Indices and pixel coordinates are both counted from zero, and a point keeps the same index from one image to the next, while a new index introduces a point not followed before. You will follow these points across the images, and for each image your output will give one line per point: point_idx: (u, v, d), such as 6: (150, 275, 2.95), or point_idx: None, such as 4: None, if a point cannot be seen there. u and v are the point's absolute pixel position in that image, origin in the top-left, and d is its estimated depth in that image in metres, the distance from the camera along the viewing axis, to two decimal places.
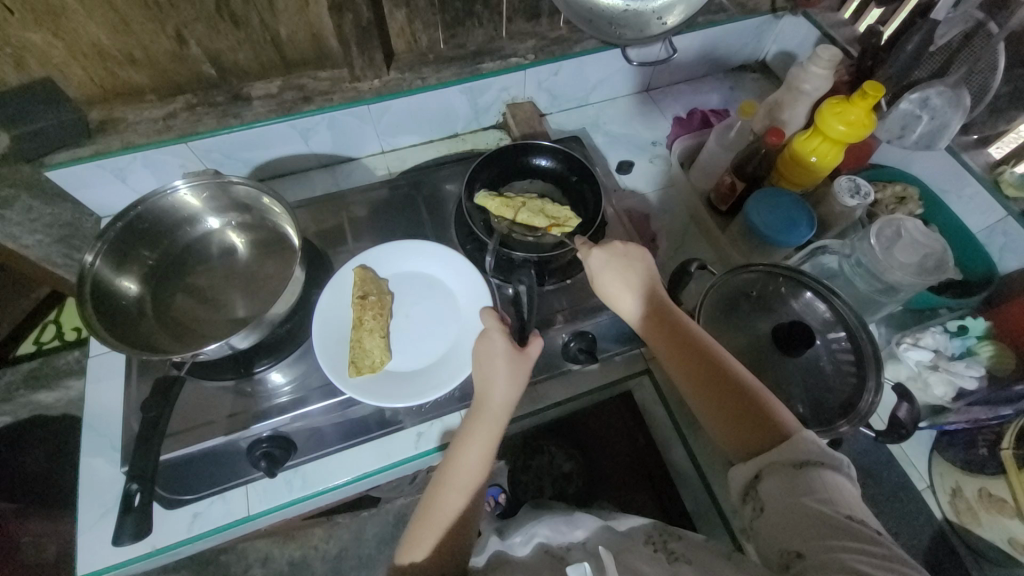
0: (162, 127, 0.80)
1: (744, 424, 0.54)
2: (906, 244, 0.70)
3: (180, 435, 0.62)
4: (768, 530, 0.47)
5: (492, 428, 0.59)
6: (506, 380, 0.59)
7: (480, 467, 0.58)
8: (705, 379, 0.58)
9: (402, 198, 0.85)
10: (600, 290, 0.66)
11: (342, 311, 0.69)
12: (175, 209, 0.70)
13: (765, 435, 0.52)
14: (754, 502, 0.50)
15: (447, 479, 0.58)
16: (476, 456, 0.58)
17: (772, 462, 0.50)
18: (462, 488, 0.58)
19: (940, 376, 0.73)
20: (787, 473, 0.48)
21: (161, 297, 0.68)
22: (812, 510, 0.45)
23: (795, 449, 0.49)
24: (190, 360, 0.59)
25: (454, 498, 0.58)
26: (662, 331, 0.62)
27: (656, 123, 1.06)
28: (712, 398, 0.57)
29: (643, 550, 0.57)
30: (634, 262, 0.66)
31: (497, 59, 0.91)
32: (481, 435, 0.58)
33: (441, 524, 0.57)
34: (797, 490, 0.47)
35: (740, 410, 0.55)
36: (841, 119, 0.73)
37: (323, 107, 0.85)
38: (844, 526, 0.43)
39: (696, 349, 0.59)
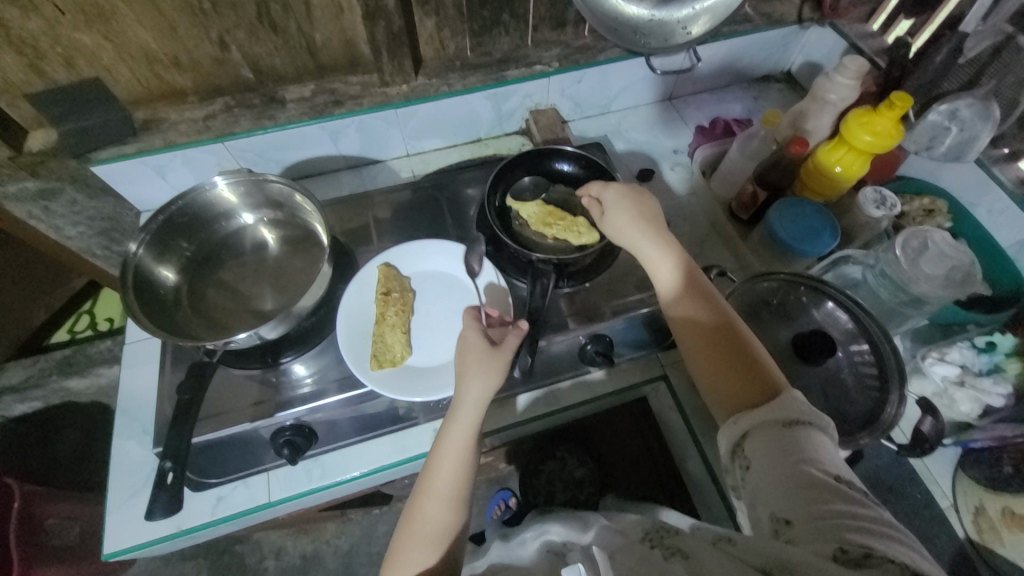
0: (201, 127, 0.84)
1: (736, 375, 0.55)
2: (933, 256, 0.69)
3: (207, 420, 0.64)
4: (756, 494, 0.47)
5: (468, 432, 0.60)
6: (479, 381, 0.60)
7: (460, 473, 0.59)
8: (705, 327, 0.59)
9: (425, 200, 0.87)
10: (607, 228, 0.69)
11: (365, 307, 0.71)
12: (213, 204, 0.73)
13: (756, 390, 0.54)
14: (743, 460, 0.50)
15: (430, 491, 0.59)
16: (454, 462, 0.59)
17: (761, 420, 0.50)
18: (446, 497, 0.58)
19: (967, 393, 0.72)
20: (777, 433, 0.49)
21: (195, 288, 0.71)
22: (801, 473, 0.45)
23: (783, 409, 0.50)
24: (222, 347, 0.61)
25: (436, 508, 0.58)
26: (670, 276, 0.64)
27: (678, 132, 1.06)
28: (707, 345, 0.59)
29: (639, 548, 0.53)
30: (643, 205, 0.68)
31: (522, 67, 0.93)
32: (456, 439, 0.59)
33: (434, 539, 0.57)
34: (786, 453, 0.47)
35: (735, 362, 0.56)
36: (867, 130, 0.72)
37: (352, 110, 0.88)
38: (831, 488, 0.44)
39: (700, 299, 0.61)
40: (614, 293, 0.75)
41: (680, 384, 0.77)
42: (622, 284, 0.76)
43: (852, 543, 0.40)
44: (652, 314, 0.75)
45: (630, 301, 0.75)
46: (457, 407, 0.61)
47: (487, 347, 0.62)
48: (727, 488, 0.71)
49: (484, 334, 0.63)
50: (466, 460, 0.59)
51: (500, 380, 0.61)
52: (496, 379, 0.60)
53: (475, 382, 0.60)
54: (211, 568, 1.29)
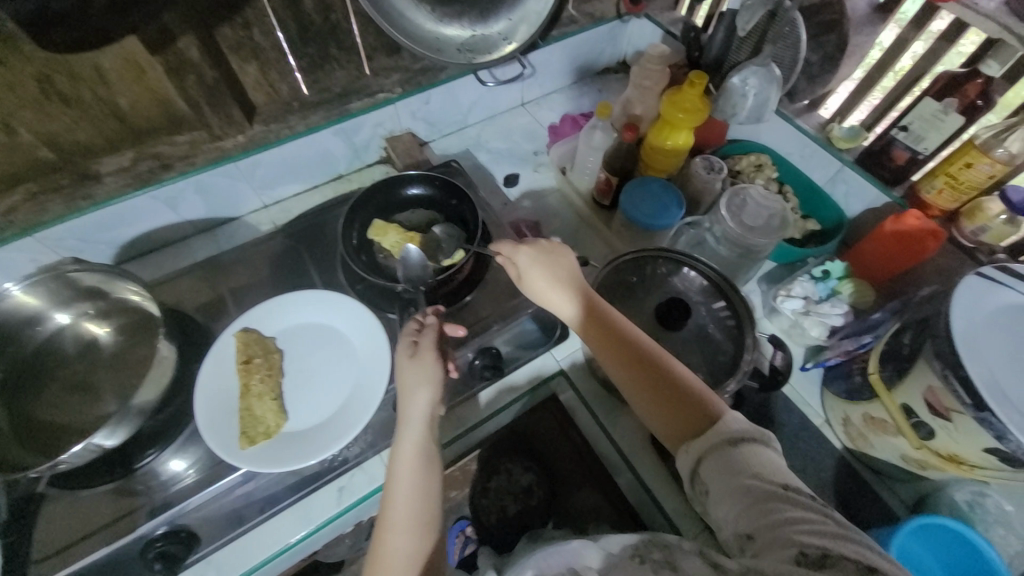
0: (0, 223, 0.72)
1: (679, 412, 0.58)
2: (751, 209, 0.77)
3: (57, 556, 0.56)
4: (722, 515, 0.50)
5: (417, 452, 0.59)
6: (417, 398, 0.61)
7: (416, 497, 0.57)
8: (637, 369, 0.62)
9: (288, 251, 0.82)
10: (529, 288, 0.70)
11: (223, 383, 0.64)
12: (14, 312, 0.63)
13: (699, 420, 0.57)
14: (702, 486, 0.53)
15: (390, 523, 0.57)
16: (411, 489, 0.57)
17: (710, 443, 0.53)
18: (410, 526, 0.56)
19: (813, 320, 0.80)
20: (723, 453, 0.52)
21: (14, 410, 0.61)
22: (751, 487, 0.48)
23: (725, 430, 0.54)
24: (50, 471, 0.53)
25: (400, 540, 0.56)
26: (595, 327, 0.65)
27: (536, 133, 1.10)
28: (643, 387, 0.61)
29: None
30: (561, 261, 0.71)
31: (365, 98, 0.90)
32: (408, 462, 0.58)
33: (400, 569, 0.55)
34: (734, 471, 0.50)
35: (671, 398, 0.59)
36: (679, 108, 0.80)
37: (184, 172, 0.80)
38: (781, 495, 0.47)
39: (624, 343, 0.63)
40: (494, 301, 0.77)
41: (577, 375, 0.79)
42: (500, 291, 0.78)
43: (811, 547, 0.43)
44: (536, 313, 0.77)
45: (512, 306, 0.77)
46: (402, 428, 0.60)
47: (412, 358, 0.63)
48: (636, 461, 0.74)
49: (407, 346, 0.64)
50: (421, 483, 0.58)
51: (438, 392, 0.62)
52: (431, 390, 0.61)
53: (414, 400, 0.61)
54: None
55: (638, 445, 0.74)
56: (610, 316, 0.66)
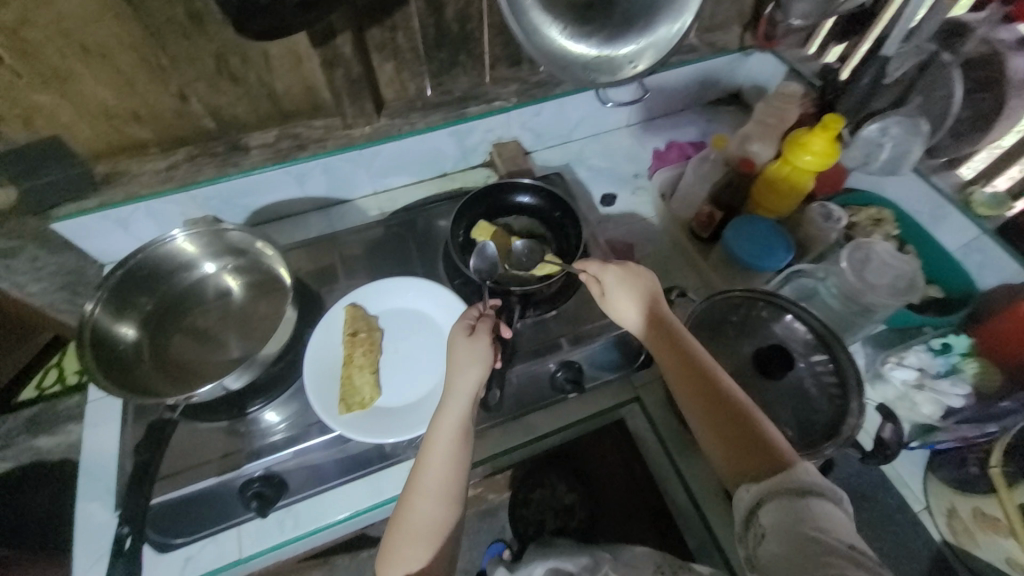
0: (165, 177, 0.84)
1: (742, 446, 0.56)
2: (876, 265, 0.72)
3: (173, 476, 0.63)
4: (771, 561, 0.48)
5: (454, 427, 0.60)
6: (466, 377, 0.61)
7: (449, 473, 0.58)
8: (709, 403, 0.60)
9: (393, 238, 0.88)
10: (608, 301, 0.70)
11: (331, 350, 0.70)
12: (173, 257, 0.73)
13: (764, 459, 0.55)
14: (758, 529, 0.51)
15: (418, 490, 0.58)
16: (443, 461, 0.58)
17: (776, 488, 0.51)
18: (437, 496, 0.57)
19: (926, 395, 0.74)
20: (789, 502, 0.50)
21: (157, 341, 0.70)
22: (816, 539, 0.46)
23: (796, 478, 0.51)
24: (184, 402, 0.60)
25: (428, 509, 0.57)
26: (670, 352, 0.64)
27: (638, 156, 1.10)
28: (708, 413, 0.60)
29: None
30: (641, 274, 0.70)
31: (482, 103, 0.97)
32: (444, 434, 0.59)
33: (423, 537, 0.57)
34: (799, 520, 0.48)
35: (735, 430, 0.58)
36: (806, 151, 0.77)
37: (316, 153, 0.90)
38: (847, 559, 0.45)
39: (699, 375, 0.62)
40: (582, 317, 0.78)
41: (653, 405, 0.78)
42: (589, 308, 0.78)
43: None
44: (622, 336, 0.77)
45: (603, 323, 0.78)
46: (445, 403, 0.62)
47: (467, 338, 0.64)
48: (705, 507, 0.70)
49: (463, 327, 0.65)
50: (455, 459, 0.59)
51: (486, 372, 0.62)
52: (480, 371, 0.62)
53: (461, 378, 0.62)
54: None
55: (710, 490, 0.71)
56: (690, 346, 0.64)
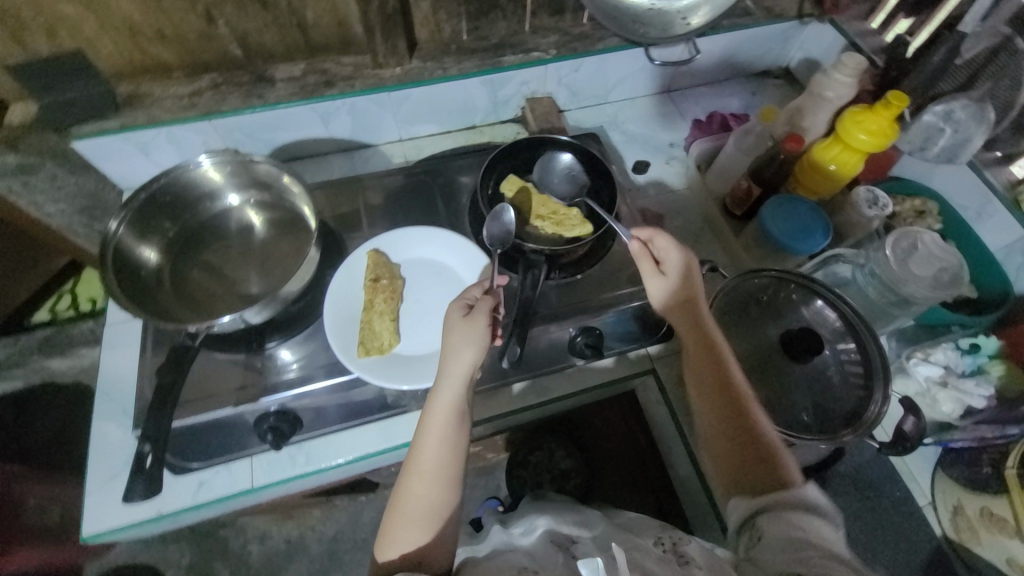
0: (187, 104, 0.82)
1: (751, 459, 0.56)
2: (921, 257, 0.70)
3: (190, 404, 0.64)
4: (758, 558, 0.48)
5: (451, 407, 0.59)
6: (461, 359, 0.59)
7: (446, 449, 0.57)
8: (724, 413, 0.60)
9: (417, 186, 0.85)
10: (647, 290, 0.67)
11: (352, 294, 0.69)
12: (198, 184, 0.71)
13: (767, 472, 0.55)
14: (753, 533, 0.51)
15: (416, 468, 0.57)
16: (439, 440, 0.57)
17: (776, 501, 0.52)
18: (435, 473, 0.57)
19: (949, 393, 0.73)
20: (785, 515, 0.50)
21: (178, 269, 0.69)
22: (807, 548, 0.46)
23: (794, 496, 0.52)
24: (205, 331, 0.60)
25: (426, 486, 0.56)
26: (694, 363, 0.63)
27: (675, 124, 1.05)
28: (721, 426, 0.60)
29: (651, 549, 0.56)
30: (686, 273, 0.67)
31: (519, 53, 0.92)
32: (440, 414, 0.58)
33: (424, 516, 0.55)
34: (793, 531, 0.48)
35: (745, 443, 0.58)
36: (862, 128, 0.72)
37: (344, 92, 0.86)
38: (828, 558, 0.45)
39: (723, 387, 0.61)
40: (603, 285, 0.76)
41: (669, 379, 0.77)
42: (615, 276, 0.76)
43: None
44: (643, 308, 0.76)
45: (622, 294, 0.76)
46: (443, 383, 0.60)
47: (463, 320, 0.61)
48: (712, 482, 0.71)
49: (459, 307, 0.63)
50: (453, 437, 0.58)
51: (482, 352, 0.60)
52: (476, 351, 0.60)
53: (458, 358, 0.60)
54: (194, 552, 1.29)
55: None
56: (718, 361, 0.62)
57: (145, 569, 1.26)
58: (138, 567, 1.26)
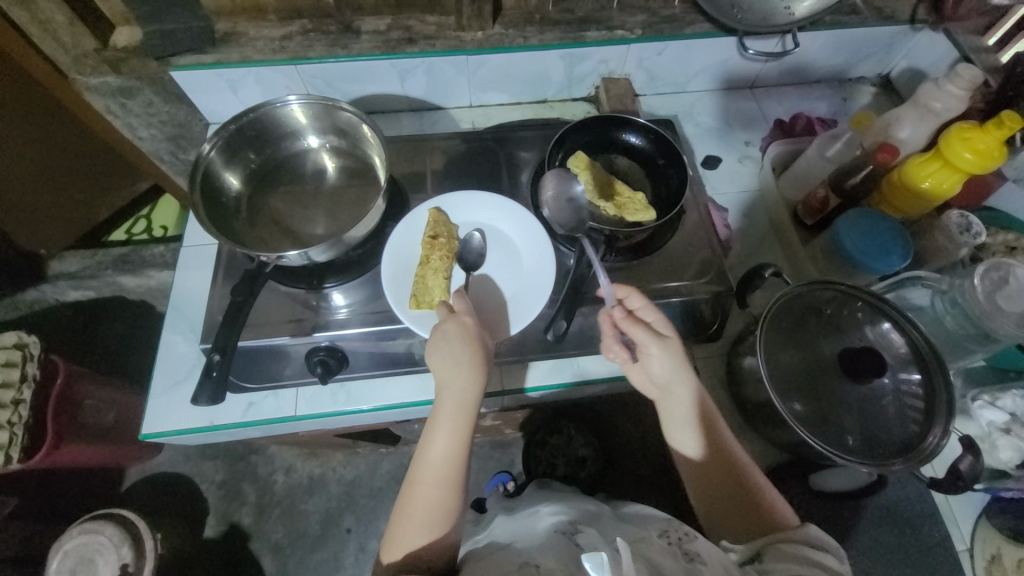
0: (277, 47, 0.85)
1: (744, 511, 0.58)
2: (1012, 291, 0.64)
3: (250, 328, 0.68)
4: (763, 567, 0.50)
5: (455, 417, 0.60)
6: (460, 373, 0.59)
7: (452, 457, 0.59)
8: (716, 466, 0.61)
9: (482, 153, 0.86)
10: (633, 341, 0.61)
11: (410, 248, 0.71)
12: (282, 122, 0.74)
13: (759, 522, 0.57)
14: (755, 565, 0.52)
15: (425, 474, 0.58)
16: (447, 446, 0.59)
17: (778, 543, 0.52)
18: (440, 477, 0.58)
19: (1011, 440, 0.68)
20: (789, 547, 0.51)
21: (254, 201, 0.73)
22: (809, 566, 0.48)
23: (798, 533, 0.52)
24: (273, 262, 0.64)
25: (432, 491, 0.58)
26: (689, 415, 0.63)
27: (754, 122, 1.00)
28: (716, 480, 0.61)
29: (657, 543, 0.55)
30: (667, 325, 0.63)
31: (604, 30, 0.89)
32: (446, 421, 0.60)
33: (429, 520, 0.57)
34: (797, 558, 0.49)
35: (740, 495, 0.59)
36: (967, 147, 0.66)
37: (424, 51, 0.87)
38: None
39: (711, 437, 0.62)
40: (656, 275, 0.74)
41: (708, 380, 0.75)
42: (670, 268, 0.75)
43: None
44: (691, 305, 0.74)
45: (675, 287, 0.74)
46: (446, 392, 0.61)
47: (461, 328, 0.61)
48: None
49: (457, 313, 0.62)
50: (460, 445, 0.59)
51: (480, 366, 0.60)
52: (474, 364, 0.59)
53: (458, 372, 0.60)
54: (227, 471, 1.40)
55: None
56: (712, 411, 0.63)
57: (184, 478, 1.38)
58: (178, 475, 1.38)
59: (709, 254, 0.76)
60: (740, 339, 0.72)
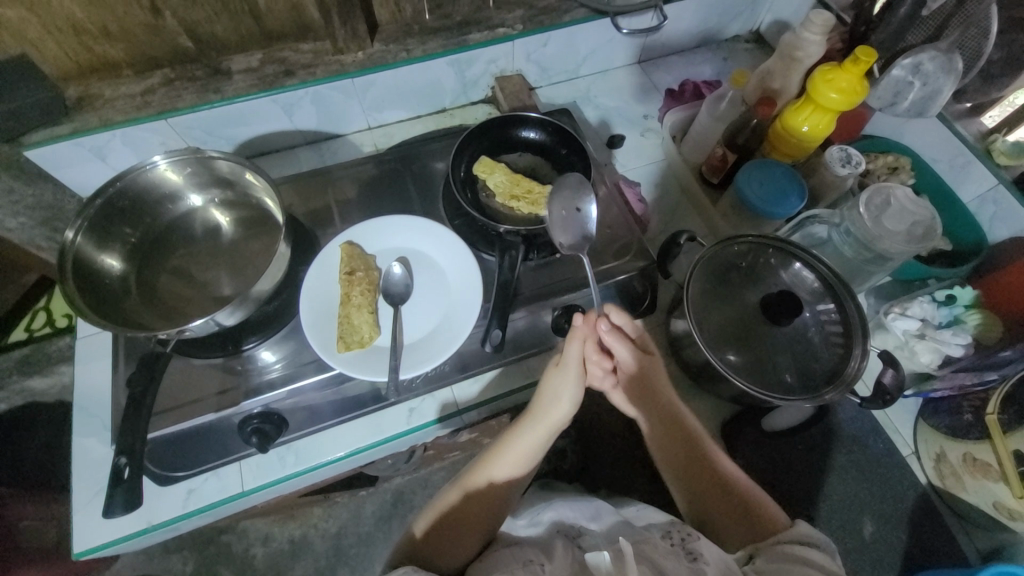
0: (140, 104, 0.78)
1: (739, 516, 0.60)
2: (895, 211, 0.70)
3: (167, 413, 0.62)
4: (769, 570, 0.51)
5: (532, 445, 0.65)
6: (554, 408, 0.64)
7: (508, 474, 0.65)
8: (702, 475, 0.64)
9: (390, 174, 0.83)
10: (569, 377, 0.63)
11: (328, 288, 0.68)
12: (155, 186, 0.68)
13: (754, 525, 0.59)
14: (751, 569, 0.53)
15: (480, 476, 0.66)
16: (509, 464, 0.65)
17: (771, 542, 0.54)
18: (492, 489, 0.65)
19: (926, 344, 0.74)
20: (784, 549, 0.53)
21: (145, 276, 0.67)
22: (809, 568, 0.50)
23: (791, 533, 0.55)
24: (177, 336, 0.58)
25: (477, 498, 0.65)
26: (666, 432, 0.66)
27: (649, 95, 1.04)
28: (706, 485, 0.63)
29: (662, 543, 0.56)
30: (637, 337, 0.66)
31: (485, 30, 0.88)
32: (519, 446, 0.65)
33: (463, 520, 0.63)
34: (792, 558, 0.51)
35: (730, 499, 0.62)
36: (833, 87, 0.72)
37: (305, 81, 0.83)
38: None
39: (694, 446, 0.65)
40: (584, 263, 0.75)
41: (656, 350, 0.78)
42: (595, 252, 0.76)
43: None
44: (625, 283, 0.76)
45: (603, 270, 0.74)
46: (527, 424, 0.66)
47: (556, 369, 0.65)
48: None
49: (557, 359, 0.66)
50: (520, 467, 0.65)
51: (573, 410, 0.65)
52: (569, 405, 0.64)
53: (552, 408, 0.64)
54: (197, 560, 1.29)
55: None
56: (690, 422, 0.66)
57: None
58: None
59: (630, 231, 0.78)
60: (672, 305, 0.74)
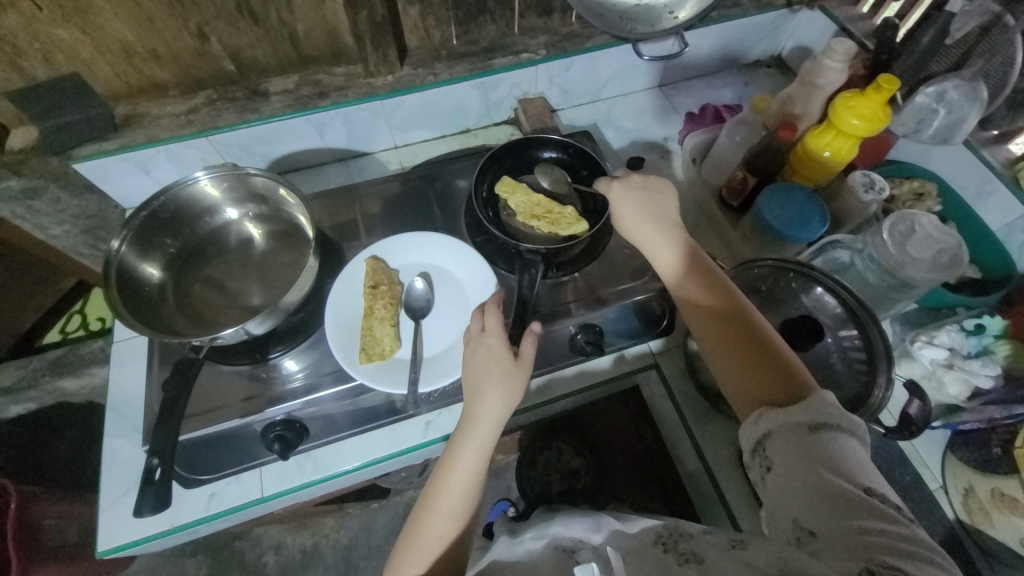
0: (183, 122, 0.83)
1: (762, 374, 0.54)
2: (920, 239, 0.69)
3: (196, 417, 0.65)
4: (782, 495, 0.46)
5: (475, 449, 0.58)
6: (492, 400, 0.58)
7: (464, 491, 0.57)
8: (730, 343, 0.57)
9: (413, 191, 0.86)
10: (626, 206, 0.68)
11: (353, 301, 0.70)
12: (195, 200, 0.72)
13: (780, 389, 0.52)
14: (763, 462, 0.49)
15: (435, 504, 0.57)
16: (462, 478, 0.57)
17: (787, 423, 0.48)
18: (452, 508, 0.56)
19: (955, 374, 0.73)
20: (800, 437, 0.47)
21: (182, 285, 0.71)
22: (829, 483, 0.43)
23: (810, 410, 0.48)
24: (209, 344, 0.61)
25: (439, 523, 0.56)
26: (721, 340, 0.58)
27: (669, 118, 1.05)
28: (732, 361, 0.57)
29: (652, 551, 0.55)
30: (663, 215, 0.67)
31: (509, 55, 0.92)
32: (463, 451, 0.58)
33: (431, 548, 0.56)
34: (812, 456, 0.45)
35: (756, 347, 0.56)
36: (854, 113, 0.72)
37: (337, 102, 0.87)
38: (862, 502, 0.42)
39: (726, 318, 0.59)
40: (601, 282, 0.76)
41: (673, 372, 0.77)
42: (613, 272, 0.77)
43: (878, 563, 0.39)
44: (644, 303, 0.76)
45: (620, 289, 0.75)
46: (468, 424, 0.59)
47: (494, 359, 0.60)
48: (719, 475, 0.71)
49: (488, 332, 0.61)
50: (472, 480, 0.57)
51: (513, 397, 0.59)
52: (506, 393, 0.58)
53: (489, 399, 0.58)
54: (211, 564, 1.30)
55: (726, 460, 0.71)
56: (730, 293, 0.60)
57: None
58: None
59: None
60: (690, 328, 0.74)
